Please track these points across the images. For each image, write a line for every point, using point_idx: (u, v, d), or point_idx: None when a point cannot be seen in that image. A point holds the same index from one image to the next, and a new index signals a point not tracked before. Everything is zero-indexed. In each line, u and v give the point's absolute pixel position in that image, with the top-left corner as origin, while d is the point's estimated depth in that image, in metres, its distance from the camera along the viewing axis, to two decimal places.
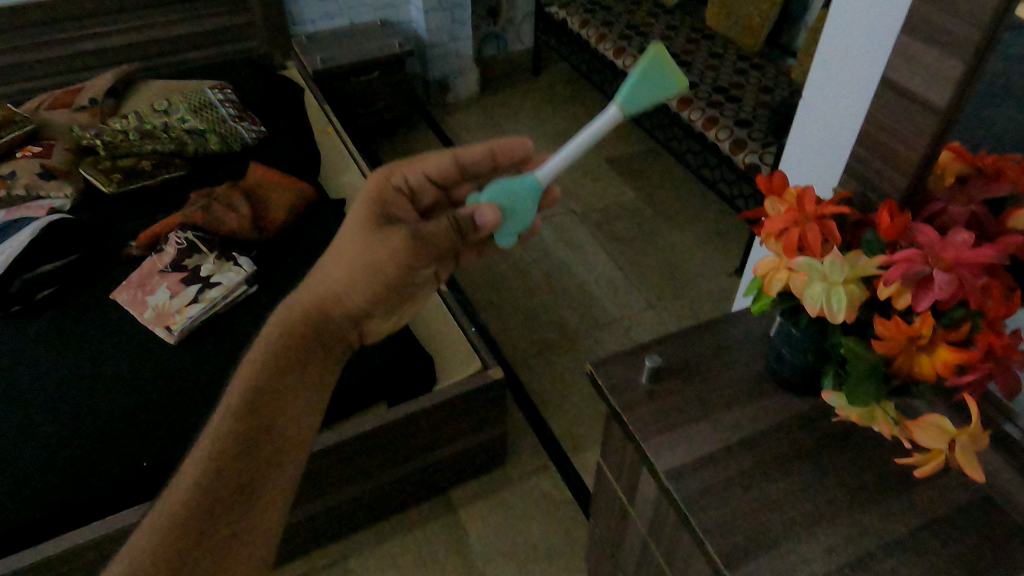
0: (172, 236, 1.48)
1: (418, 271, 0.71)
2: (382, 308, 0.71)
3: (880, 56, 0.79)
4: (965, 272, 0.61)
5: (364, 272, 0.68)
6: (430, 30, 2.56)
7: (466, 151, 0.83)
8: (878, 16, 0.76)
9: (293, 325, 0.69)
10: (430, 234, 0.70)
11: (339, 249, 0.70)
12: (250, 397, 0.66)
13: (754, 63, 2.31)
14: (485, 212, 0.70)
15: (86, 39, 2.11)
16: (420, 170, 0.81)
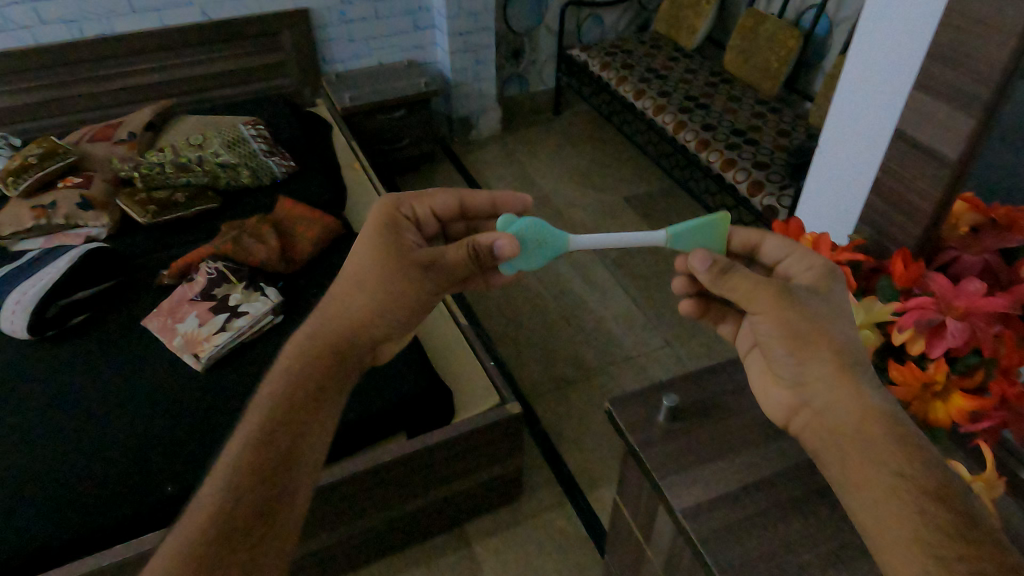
0: (203, 266, 1.53)
1: (432, 297, 0.79)
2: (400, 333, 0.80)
3: (893, 108, 0.82)
4: (978, 321, 0.63)
5: (393, 301, 0.76)
6: (455, 70, 2.64)
7: (473, 195, 0.86)
8: (894, 70, 0.80)
9: (311, 352, 0.74)
10: (450, 263, 0.77)
11: (357, 279, 0.76)
12: (270, 413, 0.69)
13: (771, 107, 2.36)
14: (505, 243, 0.74)
15: (127, 76, 2.21)
16: (427, 205, 0.84)
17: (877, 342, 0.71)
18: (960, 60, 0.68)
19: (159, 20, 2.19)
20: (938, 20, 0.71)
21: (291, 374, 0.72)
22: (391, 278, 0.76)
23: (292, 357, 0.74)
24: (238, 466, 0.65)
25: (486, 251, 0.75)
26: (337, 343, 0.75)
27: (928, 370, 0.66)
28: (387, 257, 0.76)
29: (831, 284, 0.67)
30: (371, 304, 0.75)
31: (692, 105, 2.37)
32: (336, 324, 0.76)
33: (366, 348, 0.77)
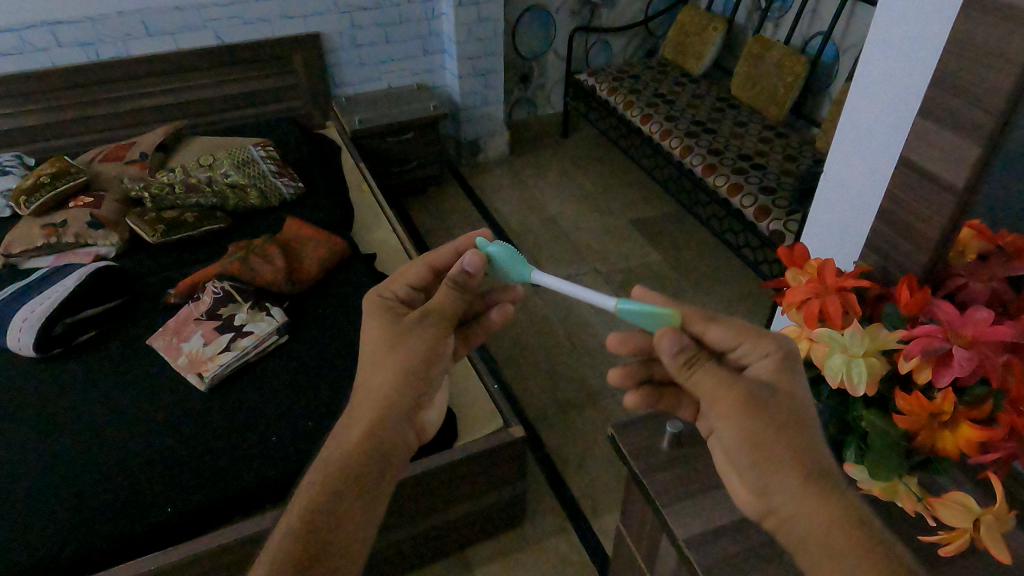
0: (210, 286, 1.54)
1: (445, 343, 0.76)
2: (429, 395, 0.76)
3: (898, 134, 0.82)
4: (986, 349, 0.62)
5: (411, 365, 0.73)
6: (464, 94, 2.67)
7: (439, 254, 0.83)
8: (901, 96, 0.80)
9: (355, 444, 0.70)
10: (444, 305, 0.76)
11: (373, 360, 0.73)
12: (306, 505, 0.67)
13: (779, 132, 2.36)
14: (471, 258, 0.76)
15: (142, 96, 2.25)
16: (403, 282, 0.81)
17: (883, 370, 0.70)
18: (964, 88, 0.68)
19: (174, 43, 2.23)
20: (942, 48, 0.71)
21: (332, 468, 0.68)
22: (402, 348, 0.73)
23: (334, 448, 0.70)
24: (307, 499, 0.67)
25: (461, 276, 0.76)
26: (380, 431, 0.71)
27: (936, 400, 0.65)
28: (395, 333, 0.74)
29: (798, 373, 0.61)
30: (393, 377, 0.72)
31: (698, 130, 2.38)
32: (367, 407, 0.72)
33: (403, 417, 0.72)
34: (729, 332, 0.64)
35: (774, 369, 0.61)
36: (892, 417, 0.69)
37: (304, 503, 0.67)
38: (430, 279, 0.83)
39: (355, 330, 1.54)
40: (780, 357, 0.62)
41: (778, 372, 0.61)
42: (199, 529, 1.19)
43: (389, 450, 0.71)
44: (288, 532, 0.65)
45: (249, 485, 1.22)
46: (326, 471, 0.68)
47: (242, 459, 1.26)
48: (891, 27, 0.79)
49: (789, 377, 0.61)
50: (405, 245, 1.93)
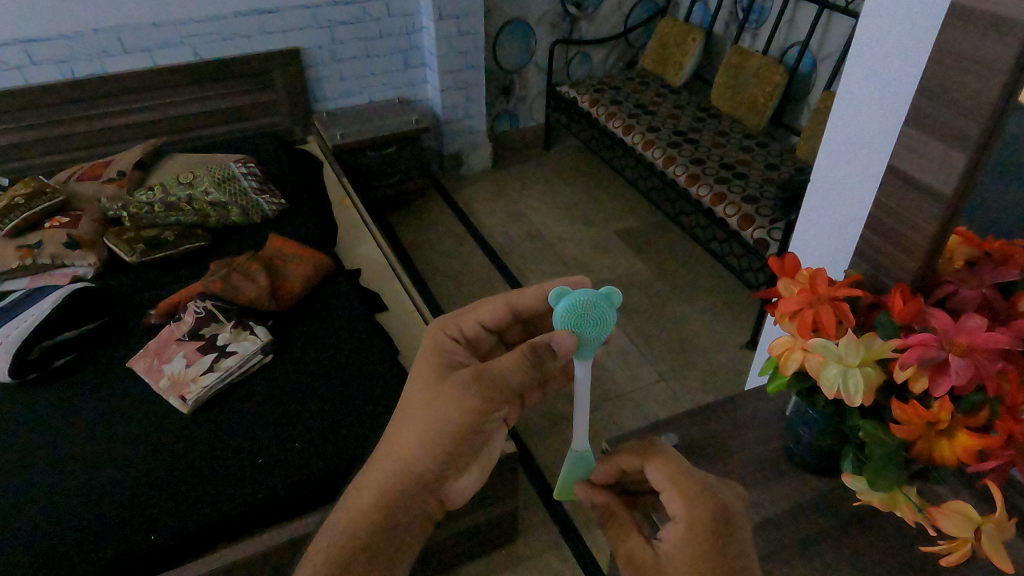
0: (192, 305, 1.52)
1: (492, 415, 0.74)
2: (455, 468, 0.77)
3: (884, 145, 0.83)
4: (981, 358, 0.62)
5: (437, 431, 0.73)
6: (445, 107, 2.67)
7: (517, 296, 0.87)
8: (886, 106, 0.80)
9: (363, 512, 0.74)
10: (505, 375, 0.73)
11: (413, 405, 0.77)
12: (354, 513, 0.75)
13: (759, 141, 2.38)
14: (562, 339, 0.73)
15: (118, 113, 2.21)
16: (474, 320, 0.87)
17: (879, 379, 0.69)
18: (951, 97, 0.68)
19: (150, 60, 2.20)
20: (928, 58, 0.72)
21: (364, 497, 0.75)
22: (436, 407, 0.74)
23: (346, 512, 0.76)
24: (354, 513, 0.75)
25: (544, 350, 0.74)
26: (393, 499, 0.75)
27: (933, 409, 0.65)
28: (430, 390, 0.76)
29: (700, 546, 0.60)
30: (416, 441, 0.75)
31: (681, 140, 2.39)
32: (387, 463, 0.77)
33: (417, 486, 0.76)
34: (657, 474, 0.66)
35: (675, 539, 0.62)
36: (888, 425, 0.69)
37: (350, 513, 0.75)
38: (502, 319, 0.88)
39: (341, 348, 1.52)
40: (684, 526, 0.62)
41: (681, 541, 0.61)
42: (188, 554, 1.17)
43: (405, 496, 0.75)
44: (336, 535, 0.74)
45: (231, 511, 1.19)
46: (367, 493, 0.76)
47: (226, 482, 1.23)
48: (875, 37, 0.79)
49: (693, 544, 0.61)
50: (390, 261, 1.92)
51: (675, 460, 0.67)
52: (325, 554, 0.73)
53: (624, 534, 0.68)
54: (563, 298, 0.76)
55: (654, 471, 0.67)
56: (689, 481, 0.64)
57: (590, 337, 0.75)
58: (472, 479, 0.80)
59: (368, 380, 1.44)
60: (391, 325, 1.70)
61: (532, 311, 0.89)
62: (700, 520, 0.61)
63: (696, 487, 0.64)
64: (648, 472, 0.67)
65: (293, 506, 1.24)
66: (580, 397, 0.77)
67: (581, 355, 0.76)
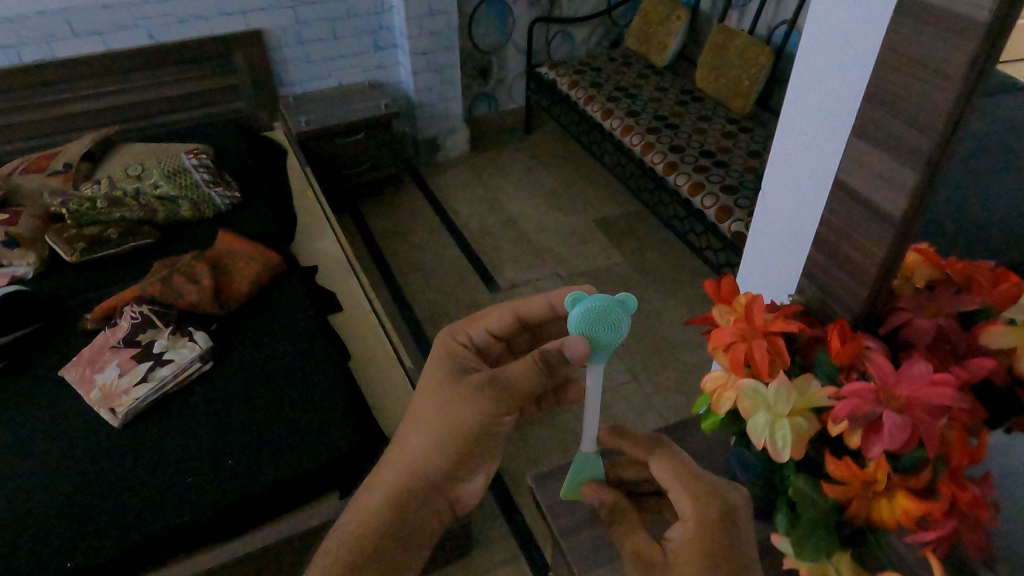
0: (127, 311, 1.45)
1: (500, 420, 0.70)
2: (467, 469, 0.73)
3: (827, 160, 0.74)
4: (921, 414, 0.54)
5: (447, 436, 0.70)
6: (419, 90, 2.56)
7: (527, 303, 0.81)
8: (827, 116, 0.71)
9: (375, 511, 0.72)
10: (514, 381, 0.69)
11: (424, 411, 0.72)
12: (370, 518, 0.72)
13: (743, 126, 2.27)
14: (572, 346, 0.66)
15: (72, 101, 2.12)
16: (483, 328, 0.81)
17: (812, 431, 0.61)
18: (899, 106, 0.59)
19: (103, 43, 2.10)
20: (872, 63, 0.62)
21: (377, 501, 0.72)
22: (447, 412, 0.70)
23: (358, 511, 0.73)
24: (368, 515, 0.72)
25: (555, 359, 0.68)
26: (404, 505, 0.72)
27: (869, 468, 0.57)
28: (440, 397, 0.72)
29: (706, 548, 0.59)
30: (428, 443, 0.71)
31: (661, 125, 2.29)
32: (401, 468, 0.72)
33: (430, 489, 0.72)
34: (665, 472, 0.65)
35: (685, 533, 0.61)
36: (821, 484, 0.61)
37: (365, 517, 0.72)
38: (512, 328, 0.82)
39: (286, 354, 1.44)
40: (693, 525, 0.61)
41: (686, 540, 0.60)
42: None
43: (421, 500, 0.72)
44: (353, 539, 0.71)
45: (157, 533, 1.13)
46: (381, 497, 0.72)
47: (151, 504, 1.17)
48: (815, 38, 0.70)
49: (700, 543, 0.60)
50: (349, 257, 1.84)
51: (681, 458, 0.66)
52: (340, 558, 0.70)
53: (629, 530, 0.66)
54: (578, 302, 0.68)
55: (663, 468, 0.65)
56: (695, 480, 0.64)
57: (604, 339, 0.67)
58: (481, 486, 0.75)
59: (313, 389, 1.37)
60: (345, 327, 1.63)
61: (542, 320, 0.82)
62: (708, 518, 0.60)
63: (704, 487, 0.63)
64: (655, 470, 0.66)
65: (230, 527, 1.19)
66: (591, 405, 0.70)
67: (593, 360, 0.68)
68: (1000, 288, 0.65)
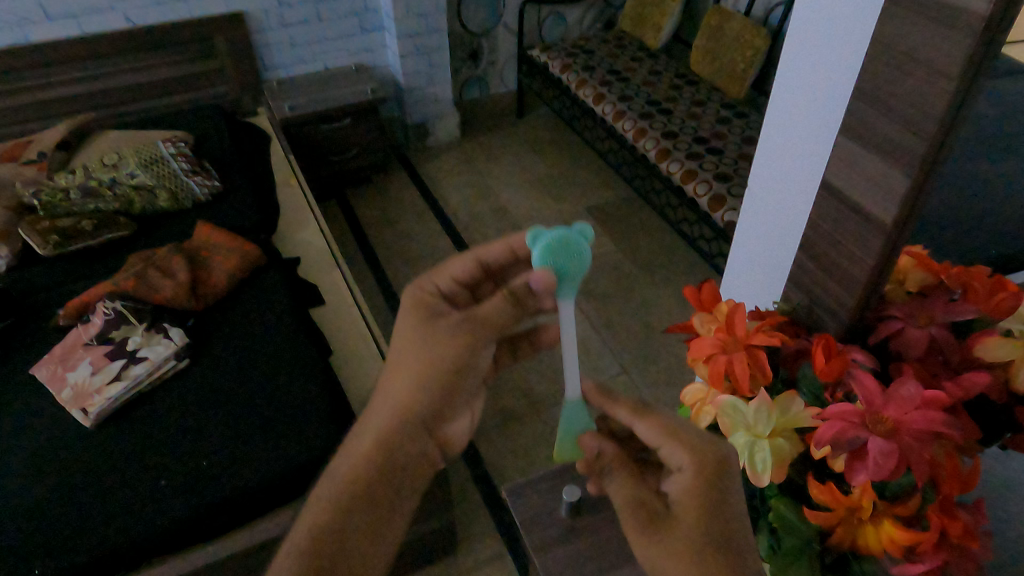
0: (100, 307, 1.40)
1: (480, 355, 0.68)
2: (452, 408, 0.70)
3: (813, 163, 0.70)
4: (909, 440, 0.51)
5: (432, 377, 0.66)
6: (406, 74, 2.50)
7: (489, 247, 0.73)
8: (812, 116, 0.67)
9: (359, 467, 0.66)
10: (488, 315, 0.66)
11: (402, 358, 0.67)
12: (353, 477, 0.66)
13: (738, 111, 2.21)
14: (539, 276, 0.64)
15: (48, 87, 2.06)
16: (447, 277, 0.72)
17: (794, 453, 0.58)
18: (891, 104, 0.55)
19: (78, 27, 2.04)
20: (859, 61, 0.58)
21: (360, 458, 0.67)
22: (428, 353, 0.66)
23: (348, 459, 0.68)
24: (351, 473, 0.66)
25: (522, 292, 0.67)
26: (392, 455, 0.67)
27: (854, 494, 0.53)
28: (416, 340, 0.66)
29: (703, 506, 0.54)
30: (412, 388, 0.67)
31: (654, 111, 2.23)
32: (385, 418, 0.68)
33: (419, 433, 0.68)
34: (651, 429, 0.59)
35: (683, 489, 0.55)
36: (803, 509, 0.57)
37: (347, 475, 0.66)
38: (475, 276, 0.74)
39: (264, 350, 1.41)
40: (690, 478, 0.55)
41: (686, 494, 0.54)
42: None
43: (407, 451, 0.68)
44: (331, 500, 0.65)
45: (103, 550, 1.08)
46: (365, 454, 0.67)
47: (119, 507, 1.13)
48: (800, 34, 0.66)
49: (702, 496, 0.54)
50: (333, 248, 1.79)
51: (668, 415, 0.60)
52: (317, 526, 0.64)
53: (625, 486, 0.59)
54: (536, 240, 0.67)
55: (649, 426, 0.59)
56: (684, 432, 0.58)
57: (569, 271, 0.65)
58: (468, 427, 0.73)
59: (291, 387, 1.33)
60: (326, 321, 1.59)
61: (504, 266, 0.75)
62: (706, 470, 0.54)
63: (696, 440, 0.57)
64: (640, 429, 0.60)
65: (195, 533, 1.14)
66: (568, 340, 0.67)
67: (560, 295, 0.66)
68: (996, 297, 0.61)
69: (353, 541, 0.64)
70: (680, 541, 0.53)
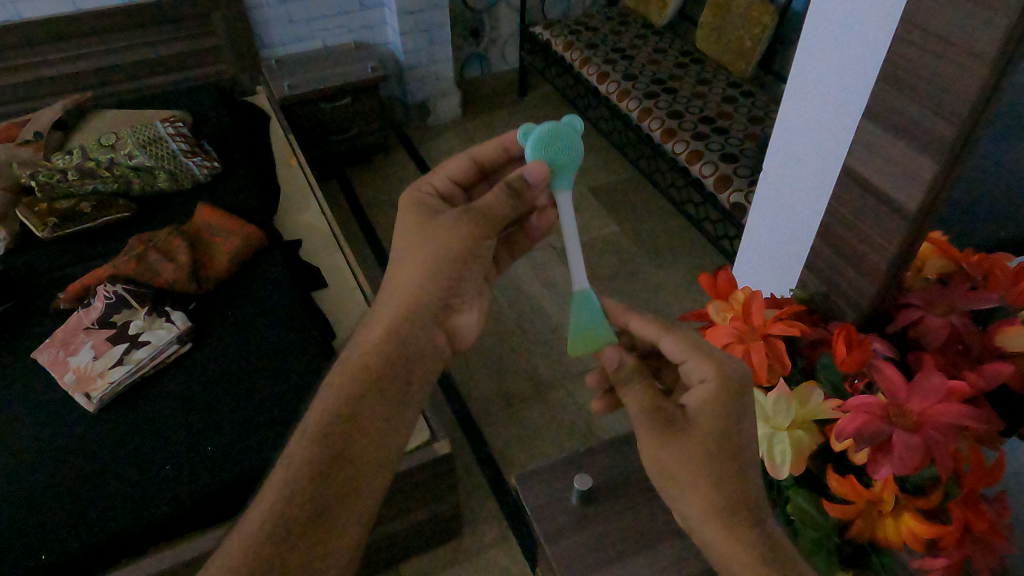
0: (101, 290, 1.39)
1: (483, 246, 0.70)
2: (461, 297, 0.71)
3: (835, 149, 0.68)
4: (934, 434, 0.50)
5: (436, 264, 0.68)
6: (407, 52, 2.45)
7: (483, 147, 0.77)
8: (834, 101, 0.66)
9: (365, 375, 0.64)
10: (487, 207, 0.69)
11: (406, 252, 0.69)
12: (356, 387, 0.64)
13: (744, 90, 2.18)
14: (534, 169, 0.67)
15: (43, 65, 2.02)
16: (444, 175, 0.76)
17: (813, 445, 0.58)
18: (920, 87, 0.53)
19: (72, 3, 1.99)
20: (886, 46, 0.57)
21: (367, 358, 0.65)
22: (430, 243, 0.68)
23: (354, 352, 0.67)
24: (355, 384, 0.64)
25: (520, 185, 0.68)
26: (401, 348, 0.67)
27: (874, 488, 0.53)
28: (419, 235, 0.69)
29: (724, 417, 0.55)
30: (419, 275, 0.68)
31: (659, 89, 2.20)
32: (392, 309, 0.68)
33: (429, 322, 0.69)
34: (677, 343, 0.60)
35: (704, 398, 0.56)
36: (821, 501, 0.57)
37: (349, 387, 0.64)
38: (472, 175, 0.78)
39: (267, 334, 1.40)
40: (714, 386, 0.56)
41: (707, 403, 0.56)
42: None
43: (416, 347, 0.67)
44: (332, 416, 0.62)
45: (108, 538, 1.06)
46: (372, 356, 0.65)
47: (123, 492, 1.12)
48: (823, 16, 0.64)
49: (720, 406, 0.55)
50: (334, 229, 1.77)
51: (691, 332, 0.61)
52: (313, 446, 0.62)
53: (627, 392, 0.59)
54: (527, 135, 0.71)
55: (674, 339, 0.60)
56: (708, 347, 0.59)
57: (561, 163, 0.69)
58: (479, 320, 0.73)
59: (293, 371, 1.32)
60: (329, 303, 1.58)
61: (498, 167, 0.80)
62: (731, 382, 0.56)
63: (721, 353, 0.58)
64: (665, 344, 0.61)
65: (199, 519, 1.12)
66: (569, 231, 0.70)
67: (556, 186, 0.70)
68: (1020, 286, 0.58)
69: (350, 465, 0.61)
70: (694, 446, 0.55)
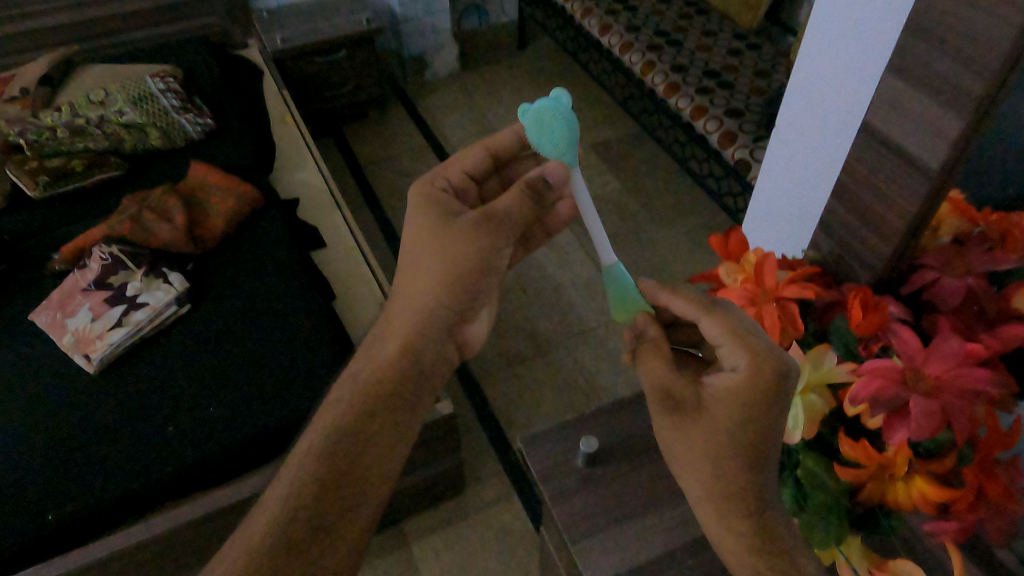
0: (96, 251, 1.37)
1: (501, 254, 0.68)
2: (473, 309, 0.70)
3: (854, 105, 0.66)
4: (951, 397, 0.49)
5: (456, 276, 0.66)
6: (403, 3, 2.37)
7: (498, 138, 0.77)
8: (854, 55, 0.63)
9: (381, 372, 0.65)
10: (508, 210, 0.67)
11: (424, 256, 0.67)
12: (371, 383, 0.65)
13: (750, 42, 2.12)
14: (553, 169, 0.68)
15: (27, 18, 1.96)
16: (459, 169, 0.75)
17: (826, 408, 0.57)
18: (949, 40, 0.50)
19: None
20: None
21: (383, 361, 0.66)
22: (450, 251, 0.66)
23: (367, 365, 0.66)
24: (370, 382, 0.65)
25: (538, 184, 0.70)
26: (414, 363, 0.66)
27: (887, 452, 0.52)
28: (437, 238, 0.66)
29: (744, 410, 0.53)
30: (438, 287, 0.66)
31: (662, 42, 2.13)
32: (407, 317, 0.67)
33: (443, 335, 0.68)
34: (716, 327, 0.57)
35: (730, 387, 0.54)
36: (832, 464, 0.57)
37: (363, 385, 0.65)
38: (486, 167, 0.77)
39: (266, 294, 1.38)
40: (744, 378, 0.53)
41: (730, 393, 0.54)
42: (93, 532, 1.07)
43: (428, 359, 0.67)
44: (345, 413, 0.63)
45: (116, 498, 1.07)
46: (388, 359, 0.66)
47: (127, 453, 1.12)
48: None
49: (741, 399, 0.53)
50: (332, 188, 1.75)
51: (738, 316, 0.57)
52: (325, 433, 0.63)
53: (655, 369, 0.59)
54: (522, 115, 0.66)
55: (715, 321, 0.57)
56: (750, 335, 0.55)
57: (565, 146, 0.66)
58: (485, 326, 0.74)
59: (293, 332, 1.31)
60: (328, 263, 1.56)
61: (511, 156, 0.79)
62: (762, 375, 0.52)
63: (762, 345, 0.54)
64: (707, 324, 0.58)
65: (205, 478, 1.13)
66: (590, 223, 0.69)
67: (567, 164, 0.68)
68: None
69: (362, 455, 0.62)
70: (703, 431, 0.54)
